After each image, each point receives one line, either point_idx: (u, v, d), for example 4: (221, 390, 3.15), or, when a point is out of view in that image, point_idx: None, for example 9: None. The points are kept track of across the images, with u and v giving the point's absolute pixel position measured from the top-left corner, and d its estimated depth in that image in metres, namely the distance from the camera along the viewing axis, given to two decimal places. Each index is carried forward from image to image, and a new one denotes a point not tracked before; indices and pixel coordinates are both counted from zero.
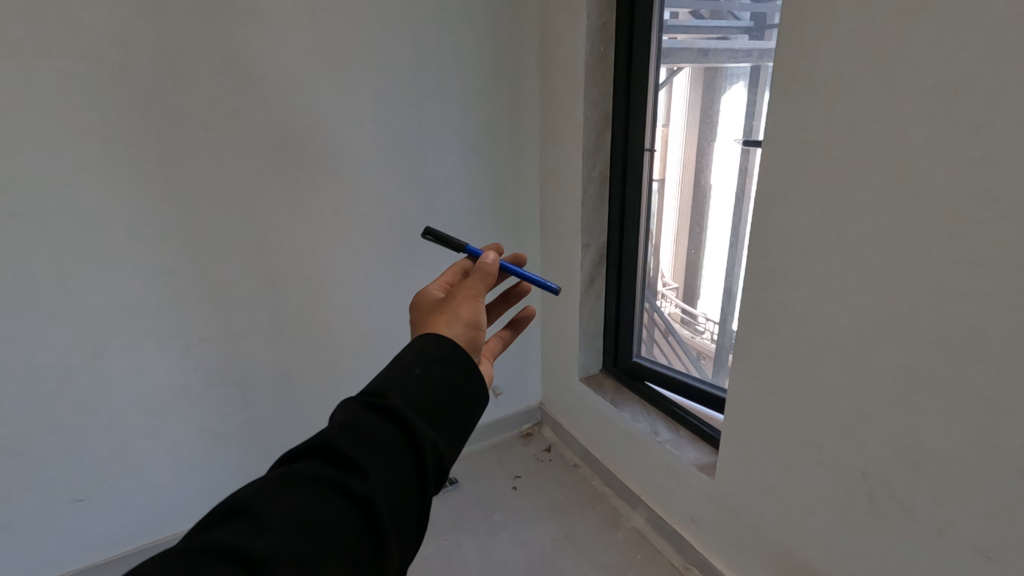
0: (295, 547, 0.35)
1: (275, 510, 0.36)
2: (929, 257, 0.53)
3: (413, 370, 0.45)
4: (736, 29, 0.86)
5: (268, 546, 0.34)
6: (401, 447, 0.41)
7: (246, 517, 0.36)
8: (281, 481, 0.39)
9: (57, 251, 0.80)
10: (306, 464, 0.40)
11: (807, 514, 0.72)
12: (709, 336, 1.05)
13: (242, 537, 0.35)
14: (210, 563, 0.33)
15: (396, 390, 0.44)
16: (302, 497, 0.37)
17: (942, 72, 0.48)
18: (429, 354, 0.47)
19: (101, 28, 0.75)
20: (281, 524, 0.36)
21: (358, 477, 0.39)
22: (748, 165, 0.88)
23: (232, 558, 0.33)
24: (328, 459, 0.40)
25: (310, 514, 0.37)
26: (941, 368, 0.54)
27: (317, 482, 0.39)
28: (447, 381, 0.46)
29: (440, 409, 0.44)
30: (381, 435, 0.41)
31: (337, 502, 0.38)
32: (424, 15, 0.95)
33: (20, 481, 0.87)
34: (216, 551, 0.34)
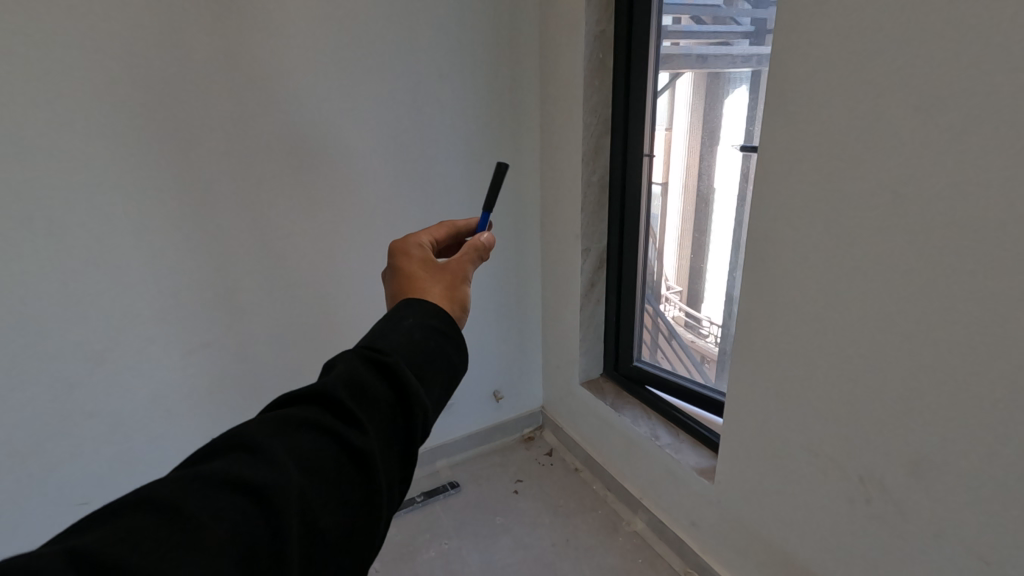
0: (297, 484, 0.37)
1: (277, 447, 0.38)
2: (923, 263, 0.53)
3: (410, 336, 0.49)
4: (737, 34, 0.86)
5: (273, 477, 0.36)
6: (394, 405, 0.44)
7: (248, 451, 0.37)
8: (281, 422, 0.40)
9: (64, 259, 0.81)
10: (305, 408, 0.42)
11: (805, 518, 0.72)
12: (713, 340, 1.03)
13: (245, 466, 0.36)
14: (214, 487, 0.34)
15: (394, 351, 0.47)
16: (303, 438, 0.39)
17: (935, 81, 0.49)
18: (426, 323, 0.51)
19: (108, 40, 0.76)
20: (284, 459, 0.37)
21: (357, 426, 0.41)
22: (747, 170, 0.88)
23: (236, 485, 0.35)
24: (327, 406, 0.42)
25: (311, 455, 0.38)
26: (936, 373, 0.54)
27: (317, 426, 0.40)
28: (438, 351, 0.50)
29: (430, 375, 0.48)
30: (378, 391, 0.44)
31: (335, 447, 0.40)
32: (425, 23, 0.96)
33: (26, 485, 0.88)
34: (221, 477, 0.35)
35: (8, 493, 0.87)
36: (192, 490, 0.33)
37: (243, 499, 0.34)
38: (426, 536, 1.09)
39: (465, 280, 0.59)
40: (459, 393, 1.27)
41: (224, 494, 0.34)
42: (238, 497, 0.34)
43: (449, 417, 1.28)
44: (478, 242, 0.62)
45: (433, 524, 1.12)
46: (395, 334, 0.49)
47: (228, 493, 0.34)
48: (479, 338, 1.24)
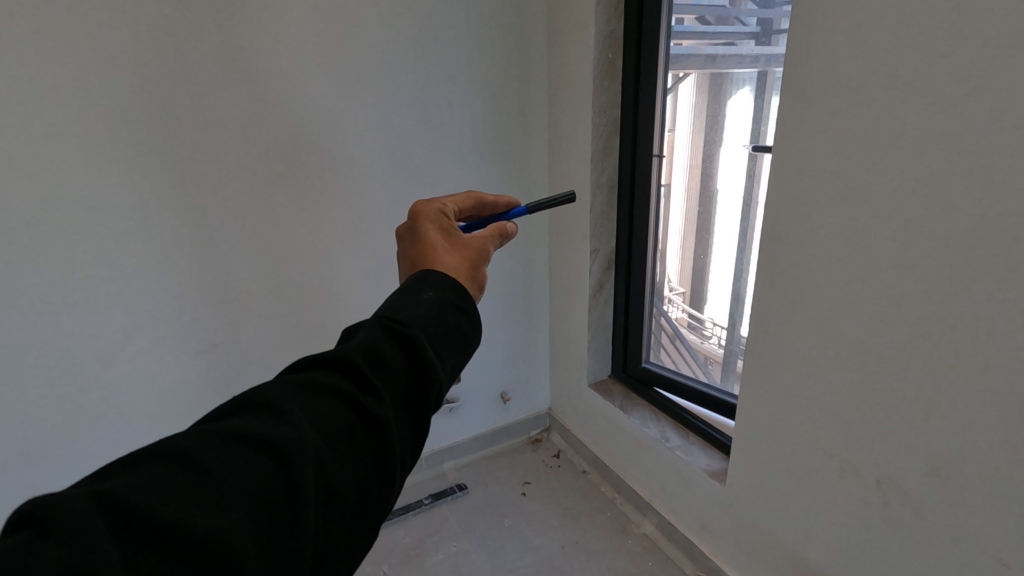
0: (314, 449, 0.37)
1: (296, 412, 0.38)
2: (943, 265, 0.53)
3: (432, 309, 0.48)
4: (743, 34, 0.91)
5: (292, 441, 0.36)
6: (413, 377, 0.44)
7: (268, 412, 0.38)
8: (301, 387, 0.40)
9: (72, 261, 0.81)
10: (325, 374, 0.42)
11: (819, 522, 0.72)
12: (716, 341, 1.11)
13: (265, 428, 0.36)
14: (234, 447, 0.35)
15: (414, 322, 0.46)
16: (321, 405, 0.39)
17: (956, 80, 0.48)
18: (448, 298, 0.50)
19: (115, 40, 0.75)
20: (303, 424, 0.37)
21: (375, 396, 0.41)
22: (756, 170, 0.93)
23: (255, 447, 0.35)
24: (346, 374, 0.42)
25: (328, 421, 0.39)
26: (957, 376, 0.54)
27: (335, 394, 0.41)
28: (458, 325, 0.49)
29: (450, 349, 0.47)
30: (398, 362, 0.44)
31: (351, 415, 0.40)
32: (434, 24, 0.96)
33: (34, 487, 0.88)
34: (241, 438, 0.35)
35: (17, 495, 0.87)
36: (213, 449, 0.34)
37: (262, 461, 0.35)
38: (434, 538, 1.09)
39: (485, 260, 0.60)
40: (467, 394, 1.27)
41: (243, 454, 0.35)
42: (257, 459, 0.35)
43: (457, 418, 1.27)
44: (501, 227, 0.63)
45: (441, 526, 1.12)
46: (415, 305, 0.48)
47: (248, 454, 0.35)
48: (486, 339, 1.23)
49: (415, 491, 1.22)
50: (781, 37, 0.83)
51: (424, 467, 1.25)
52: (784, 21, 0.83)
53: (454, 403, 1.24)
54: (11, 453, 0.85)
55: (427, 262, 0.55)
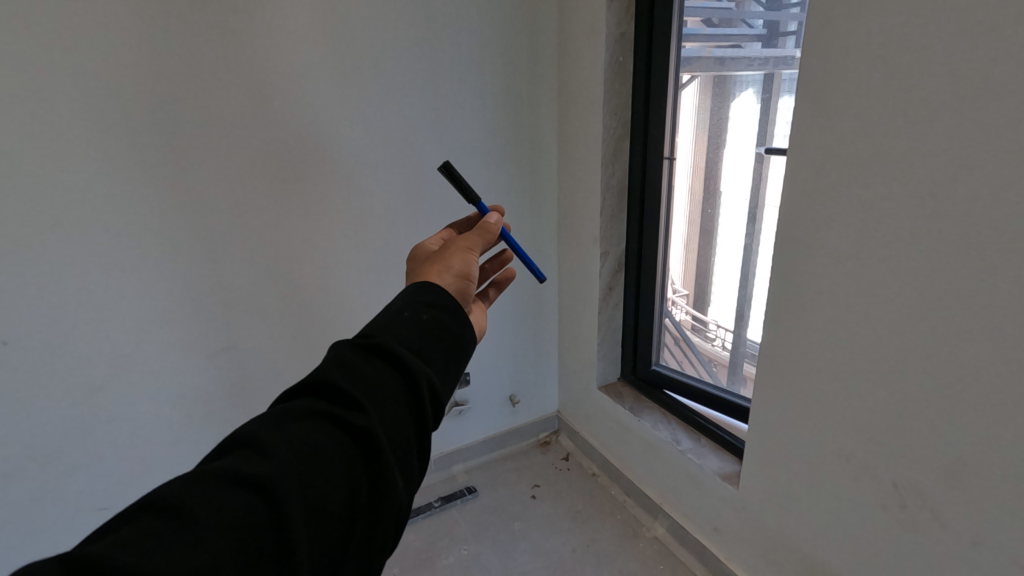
0: (300, 474, 0.37)
1: (276, 439, 0.38)
2: (965, 268, 0.52)
3: (404, 316, 0.48)
4: (749, 36, 0.95)
5: (272, 470, 0.36)
6: (397, 383, 0.44)
7: (249, 446, 0.38)
8: (285, 415, 0.40)
9: (84, 264, 0.81)
10: (305, 400, 0.42)
11: (836, 526, 0.71)
12: (720, 343, 1.16)
13: (248, 463, 0.36)
14: (216, 484, 0.34)
15: (392, 334, 0.46)
16: (304, 429, 0.39)
17: (978, 81, 0.48)
18: (418, 298, 0.50)
19: (128, 44, 0.75)
20: (283, 450, 0.37)
21: (357, 410, 0.41)
22: (762, 171, 0.97)
23: (236, 480, 0.35)
24: (326, 394, 0.42)
25: (312, 443, 0.38)
26: (978, 380, 0.53)
27: (319, 416, 0.40)
28: (441, 323, 0.49)
29: (434, 350, 0.47)
30: (375, 373, 0.44)
31: (337, 432, 0.40)
32: (445, 27, 0.96)
33: (47, 491, 0.88)
34: (224, 475, 0.35)
35: (30, 499, 0.87)
36: (195, 491, 0.34)
37: (245, 493, 0.34)
38: (444, 542, 1.09)
39: (468, 253, 0.57)
40: (477, 397, 1.26)
41: (226, 490, 0.34)
42: (240, 491, 0.34)
43: (466, 421, 1.27)
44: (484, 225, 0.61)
45: (451, 530, 1.12)
46: (393, 317, 0.48)
47: (230, 489, 0.34)
48: (494, 341, 1.23)
49: (425, 494, 1.22)
50: (791, 40, 0.89)
51: (433, 470, 1.25)
52: (794, 24, 0.88)
53: (464, 406, 1.24)
54: (23, 458, 0.84)
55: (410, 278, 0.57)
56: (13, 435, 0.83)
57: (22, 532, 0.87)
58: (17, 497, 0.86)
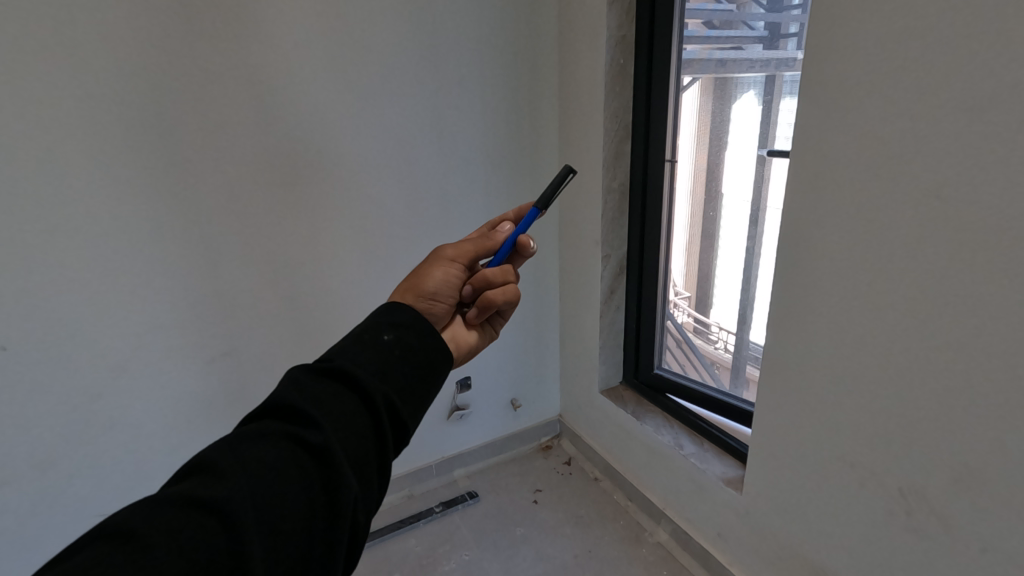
0: (256, 494, 0.36)
1: (233, 461, 0.37)
2: (969, 271, 0.52)
3: (366, 337, 0.48)
4: (751, 39, 0.94)
5: (227, 493, 0.35)
6: (356, 403, 0.43)
7: (204, 471, 0.37)
8: (242, 437, 0.39)
9: (83, 269, 0.81)
10: (264, 423, 0.41)
11: (840, 531, 0.71)
12: (723, 346, 1.16)
13: (202, 486, 0.35)
14: (172, 509, 0.33)
15: (352, 356, 0.46)
16: (261, 449, 0.38)
17: (981, 83, 0.48)
18: (381, 319, 0.50)
19: (126, 49, 0.75)
20: (238, 473, 0.36)
21: (316, 429, 0.40)
22: (764, 174, 0.97)
23: (191, 505, 0.34)
24: (286, 416, 0.42)
25: (270, 461, 0.38)
26: (983, 384, 0.52)
27: (277, 437, 0.40)
28: (405, 341, 0.49)
29: (397, 368, 0.47)
30: (334, 393, 0.43)
31: (295, 451, 0.39)
32: (446, 29, 0.96)
33: (46, 497, 0.87)
34: (178, 500, 0.34)
35: (29, 505, 0.86)
36: (149, 517, 0.33)
37: (199, 517, 0.33)
38: (446, 547, 1.08)
39: (441, 274, 0.58)
40: (479, 401, 1.26)
41: (180, 515, 0.33)
42: (194, 515, 0.33)
43: (468, 425, 1.27)
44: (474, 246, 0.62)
45: (452, 535, 1.11)
46: (355, 339, 0.48)
47: (185, 513, 0.33)
48: (495, 345, 1.23)
49: (426, 499, 1.21)
50: (792, 41, 0.88)
51: (434, 474, 1.25)
52: (794, 25, 0.87)
53: (466, 410, 1.24)
54: (22, 464, 0.84)
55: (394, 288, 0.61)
56: (12, 441, 0.83)
57: (21, 539, 0.87)
58: (16, 504, 0.85)
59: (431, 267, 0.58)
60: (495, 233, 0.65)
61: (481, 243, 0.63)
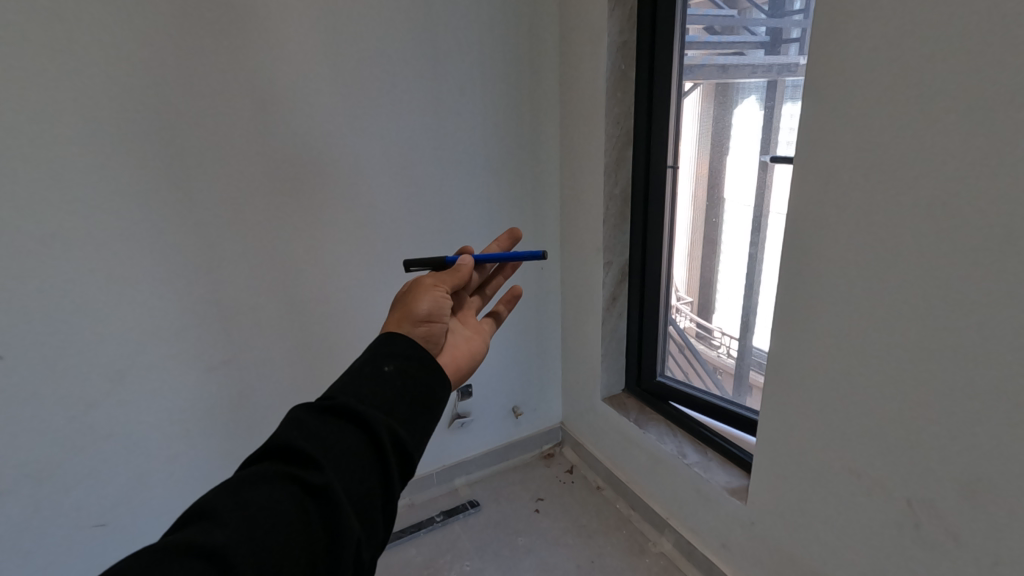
0: (255, 540, 0.35)
1: (231, 506, 0.36)
2: (975, 280, 0.51)
3: (366, 371, 0.47)
4: (752, 44, 0.91)
5: (224, 539, 0.34)
6: (359, 440, 0.43)
7: (202, 517, 0.36)
8: (241, 480, 0.39)
9: (83, 277, 0.80)
10: (265, 464, 0.40)
11: (846, 542, 0.70)
12: (726, 350, 1.12)
13: (200, 533, 0.34)
14: (168, 559, 0.32)
15: (353, 391, 0.45)
16: (260, 493, 0.38)
17: (986, 90, 0.47)
18: (380, 351, 0.50)
19: (128, 57, 0.75)
20: (237, 518, 0.36)
21: (317, 469, 0.40)
22: (767, 180, 0.94)
23: (188, 553, 0.33)
24: (287, 456, 0.41)
25: (269, 505, 0.37)
26: (991, 395, 0.52)
27: (278, 479, 0.39)
28: (407, 374, 0.48)
29: (398, 402, 0.46)
30: (335, 431, 0.42)
31: (296, 493, 0.39)
32: (446, 37, 0.96)
33: (42, 506, 0.86)
34: (176, 549, 0.33)
35: (27, 516, 0.85)
36: (142, 566, 0.32)
37: (195, 564, 0.32)
38: (446, 557, 1.07)
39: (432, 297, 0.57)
40: (480, 410, 1.25)
41: (176, 565, 0.32)
42: (190, 563, 0.32)
43: (469, 433, 1.26)
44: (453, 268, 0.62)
45: (454, 545, 1.10)
46: (356, 373, 0.47)
47: (180, 561, 0.32)
48: (496, 352, 1.22)
49: (428, 508, 1.20)
50: (793, 46, 0.85)
51: (435, 483, 1.24)
52: (795, 30, 0.84)
53: (467, 418, 1.23)
54: (20, 473, 0.83)
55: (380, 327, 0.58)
56: (11, 451, 0.82)
57: (18, 551, 0.86)
58: (14, 515, 0.84)
59: (416, 296, 0.57)
60: (458, 262, 0.63)
61: (453, 270, 0.62)
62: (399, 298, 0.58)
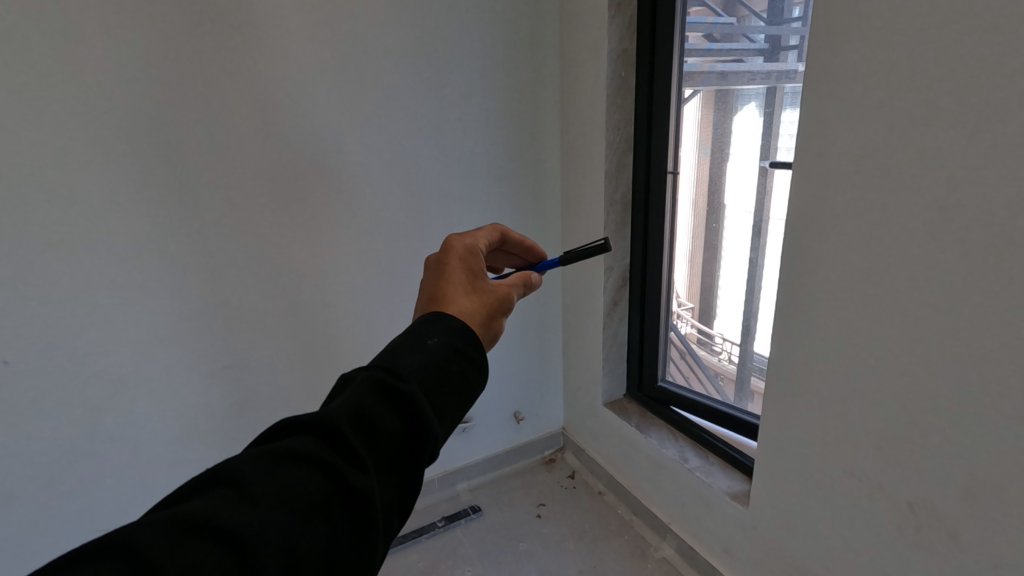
0: (283, 533, 0.35)
1: (267, 488, 0.36)
2: (970, 284, 0.52)
3: (430, 356, 0.46)
4: (752, 51, 0.93)
5: (255, 527, 0.34)
6: (402, 437, 0.42)
7: (236, 490, 0.36)
8: (282, 454, 0.38)
9: (87, 283, 0.81)
10: (304, 439, 0.40)
11: (847, 547, 0.70)
12: (727, 357, 1.13)
13: (231, 512, 0.34)
14: (193, 535, 0.33)
15: (414, 378, 0.44)
16: (298, 478, 0.37)
17: (981, 95, 0.48)
18: (452, 343, 0.48)
19: (131, 65, 0.76)
20: (269, 503, 0.36)
21: (360, 466, 0.39)
22: (767, 186, 0.95)
23: (211, 532, 0.33)
24: (328, 438, 0.40)
25: (304, 495, 0.37)
26: (989, 398, 0.52)
27: (317, 465, 0.39)
28: (459, 373, 0.47)
29: (446, 401, 0.45)
30: (383, 423, 0.42)
31: (331, 484, 0.38)
32: (447, 46, 0.97)
33: (44, 510, 0.87)
34: (203, 527, 0.33)
35: (29, 521, 0.86)
36: (163, 538, 0.32)
37: (219, 549, 0.33)
38: (447, 563, 1.07)
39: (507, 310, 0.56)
40: (481, 415, 1.25)
41: (203, 544, 0.32)
42: (214, 546, 0.33)
43: (471, 439, 1.26)
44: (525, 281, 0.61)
45: (455, 550, 1.10)
46: (420, 356, 0.46)
47: (205, 541, 0.33)
48: (496, 357, 1.22)
49: (428, 514, 1.20)
50: (791, 53, 0.87)
51: (437, 488, 1.23)
52: (794, 38, 0.86)
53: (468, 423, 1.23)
54: (20, 477, 0.83)
55: (445, 301, 0.53)
56: (14, 456, 0.82)
57: (21, 555, 0.86)
58: (17, 519, 0.85)
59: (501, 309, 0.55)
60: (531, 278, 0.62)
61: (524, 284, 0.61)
62: (477, 282, 0.55)
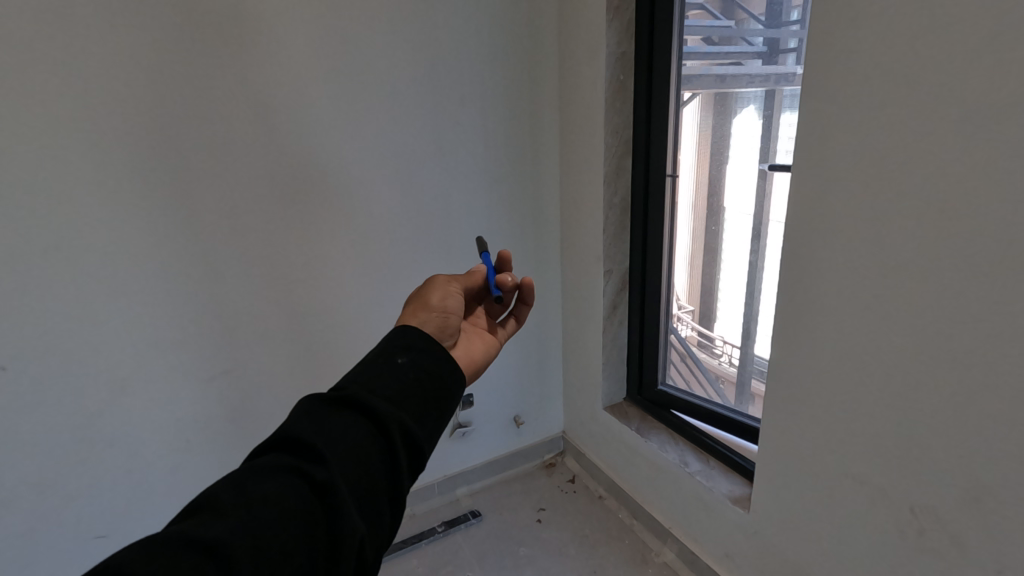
0: (256, 536, 0.34)
1: (235, 498, 0.36)
2: (971, 288, 0.51)
3: (377, 360, 0.48)
4: (750, 54, 0.93)
5: (226, 533, 0.34)
6: (368, 433, 0.43)
7: (207, 508, 0.36)
8: (247, 471, 0.39)
9: (85, 288, 0.81)
10: (268, 457, 0.40)
11: (849, 552, 0.69)
12: (728, 359, 1.12)
13: (201, 525, 0.34)
14: (164, 552, 0.32)
15: (361, 382, 0.45)
16: (264, 486, 0.37)
17: (983, 96, 0.48)
18: (394, 343, 0.50)
19: (129, 70, 0.76)
20: (239, 511, 0.35)
21: (322, 464, 0.39)
22: (767, 188, 0.95)
23: (179, 543, 0.32)
24: (290, 449, 0.41)
25: (272, 498, 0.37)
26: (994, 403, 0.51)
27: (283, 472, 0.39)
28: (414, 366, 0.48)
29: (406, 393, 0.46)
30: (342, 423, 0.42)
31: (300, 487, 0.38)
32: (446, 50, 0.97)
33: (42, 517, 0.86)
34: (175, 542, 0.33)
35: (27, 528, 0.85)
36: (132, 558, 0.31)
37: (194, 557, 0.32)
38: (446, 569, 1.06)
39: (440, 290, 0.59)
40: (480, 418, 1.25)
41: (177, 556, 0.32)
42: (190, 558, 0.32)
43: (470, 443, 1.25)
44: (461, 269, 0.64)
45: (456, 556, 1.09)
46: (366, 363, 0.47)
47: (178, 554, 0.32)
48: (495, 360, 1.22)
49: (428, 519, 1.20)
50: (790, 57, 0.87)
51: (437, 493, 1.23)
52: (792, 41, 0.86)
53: (467, 427, 1.22)
54: (18, 484, 0.83)
55: None
56: (12, 464, 0.82)
57: (17, 562, 0.85)
58: (15, 525, 0.84)
59: (429, 292, 0.58)
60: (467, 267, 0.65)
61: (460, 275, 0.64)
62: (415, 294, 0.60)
